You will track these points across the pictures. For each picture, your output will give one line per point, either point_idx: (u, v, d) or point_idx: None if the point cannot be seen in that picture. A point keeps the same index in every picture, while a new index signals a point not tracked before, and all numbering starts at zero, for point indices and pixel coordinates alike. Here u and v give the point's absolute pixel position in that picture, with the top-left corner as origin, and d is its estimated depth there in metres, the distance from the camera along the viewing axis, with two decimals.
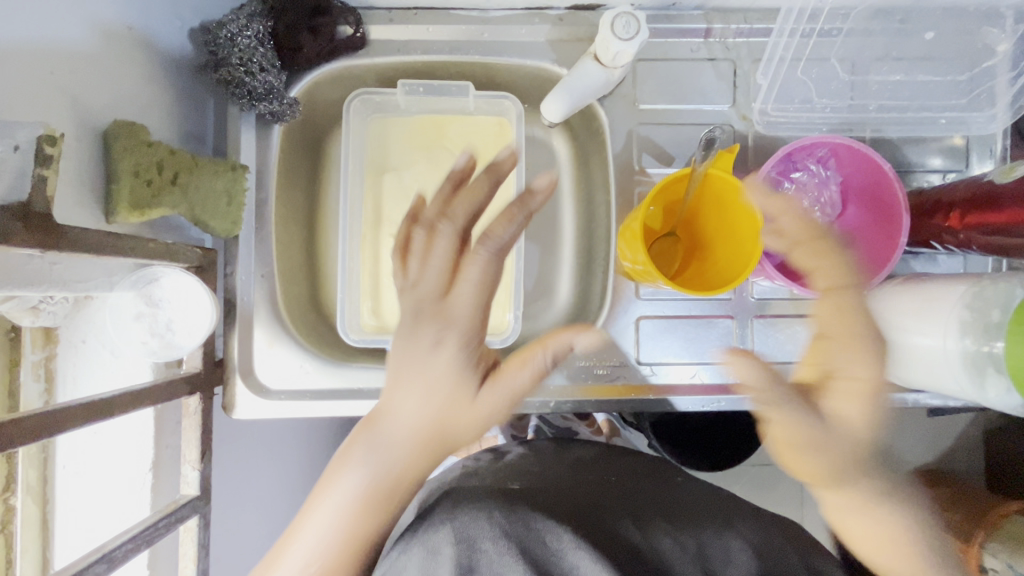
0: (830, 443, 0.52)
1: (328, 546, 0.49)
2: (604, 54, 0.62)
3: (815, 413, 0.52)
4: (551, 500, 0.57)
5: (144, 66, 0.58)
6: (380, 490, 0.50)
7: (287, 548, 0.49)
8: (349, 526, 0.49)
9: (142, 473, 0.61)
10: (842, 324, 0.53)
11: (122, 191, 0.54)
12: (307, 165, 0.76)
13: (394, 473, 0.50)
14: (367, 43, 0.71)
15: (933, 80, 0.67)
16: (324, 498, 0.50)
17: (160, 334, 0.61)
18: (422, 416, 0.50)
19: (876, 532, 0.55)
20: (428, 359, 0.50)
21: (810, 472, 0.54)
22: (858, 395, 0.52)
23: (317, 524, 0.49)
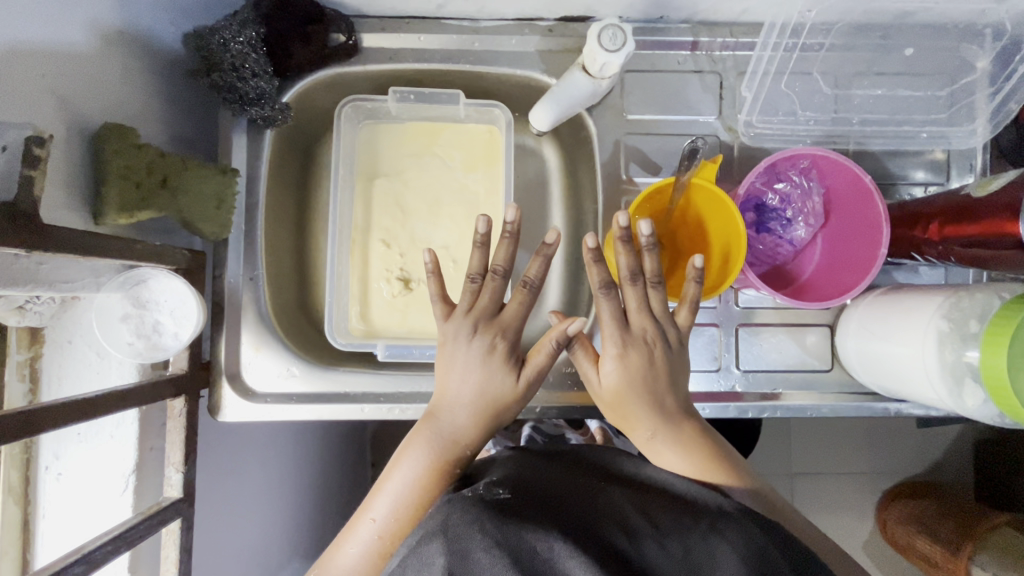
0: (612, 391, 0.60)
1: (398, 513, 0.56)
2: (591, 65, 0.63)
3: (625, 375, 0.59)
4: (547, 501, 0.50)
5: (133, 69, 0.59)
6: (439, 468, 0.57)
7: (363, 516, 0.56)
8: (416, 499, 0.56)
9: (125, 474, 0.61)
10: (642, 315, 0.60)
11: (111, 194, 0.54)
12: (297, 170, 0.77)
13: (451, 451, 0.58)
14: (359, 50, 0.71)
15: (914, 95, 0.69)
16: (395, 472, 0.57)
17: (147, 335, 0.61)
18: (475, 407, 0.59)
19: (692, 451, 0.58)
20: (477, 359, 0.60)
21: (636, 431, 0.60)
22: (626, 362, 0.59)
23: (389, 493, 0.57)
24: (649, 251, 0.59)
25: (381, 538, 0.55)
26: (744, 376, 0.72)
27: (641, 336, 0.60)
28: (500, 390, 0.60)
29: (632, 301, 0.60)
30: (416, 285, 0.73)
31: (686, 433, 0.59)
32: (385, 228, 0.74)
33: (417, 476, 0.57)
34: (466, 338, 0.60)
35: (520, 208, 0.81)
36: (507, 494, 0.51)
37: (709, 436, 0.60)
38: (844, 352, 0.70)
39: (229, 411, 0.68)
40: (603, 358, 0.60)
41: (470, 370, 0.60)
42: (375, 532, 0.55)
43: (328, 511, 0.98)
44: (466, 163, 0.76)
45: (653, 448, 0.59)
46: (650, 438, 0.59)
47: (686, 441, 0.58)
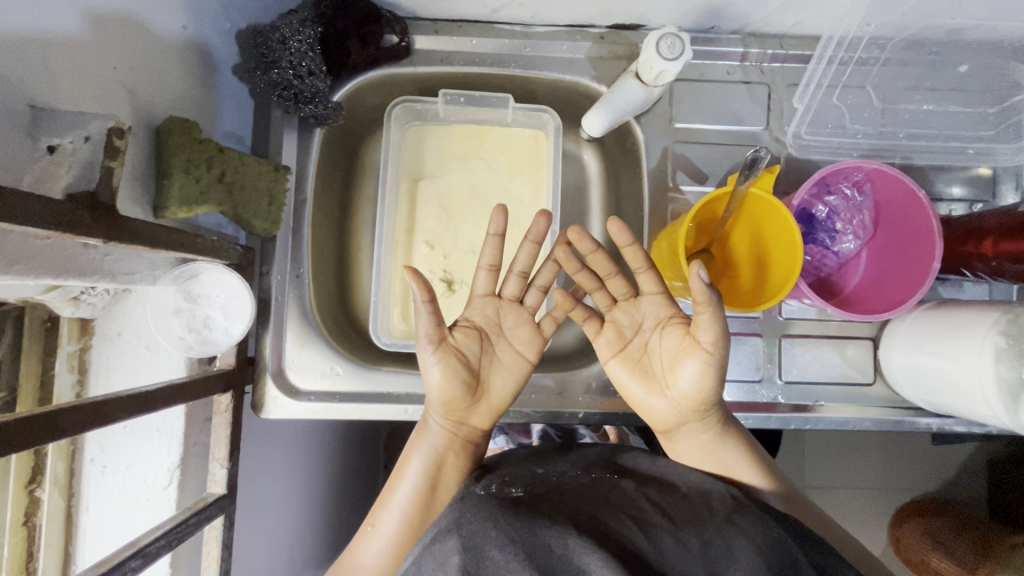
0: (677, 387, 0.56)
1: (399, 519, 0.56)
2: (646, 72, 0.63)
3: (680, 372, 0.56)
4: (559, 498, 0.50)
5: (195, 64, 0.59)
6: (431, 472, 0.58)
7: (369, 524, 0.56)
8: (414, 495, 0.57)
9: (169, 469, 0.60)
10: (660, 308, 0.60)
11: (173, 188, 0.54)
12: (342, 168, 0.77)
13: (437, 453, 0.59)
14: (411, 52, 0.71)
15: (964, 111, 0.69)
16: (392, 481, 0.58)
17: (197, 329, 0.61)
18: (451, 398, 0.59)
19: (714, 455, 0.58)
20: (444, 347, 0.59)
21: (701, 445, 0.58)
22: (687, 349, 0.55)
23: (393, 491, 0.58)
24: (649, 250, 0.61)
25: (387, 548, 0.55)
26: (786, 389, 0.72)
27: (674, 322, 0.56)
28: (466, 390, 0.60)
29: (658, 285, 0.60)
30: (459, 287, 0.73)
31: (731, 449, 0.58)
32: (429, 229, 0.74)
33: (414, 484, 0.57)
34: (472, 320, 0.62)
35: (561, 213, 0.81)
36: (522, 492, 0.50)
37: (735, 433, 0.60)
38: (889, 366, 0.69)
39: (272, 409, 0.67)
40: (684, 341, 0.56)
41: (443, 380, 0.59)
42: (382, 531, 0.55)
43: (353, 513, 0.97)
44: (511, 167, 0.76)
45: (715, 468, 0.57)
46: (712, 457, 0.58)
47: (737, 455, 0.58)
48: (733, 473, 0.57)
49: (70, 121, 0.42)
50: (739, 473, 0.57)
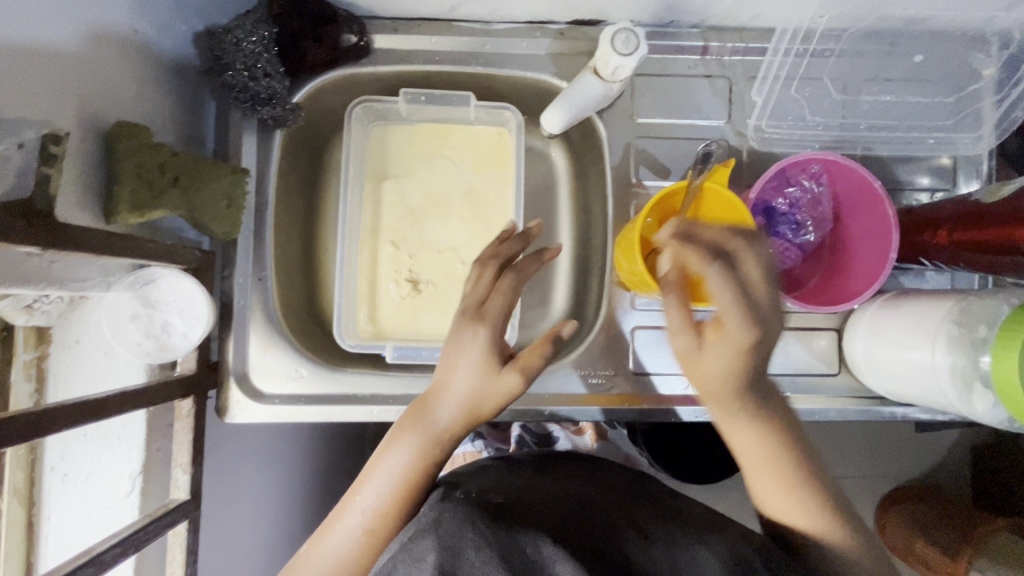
0: (717, 387, 0.52)
1: (387, 501, 0.53)
2: (603, 68, 0.63)
3: (745, 352, 0.49)
4: (534, 506, 0.52)
5: (148, 66, 0.58)
6: (430, 457, 0.54)
7: (352, 503, 0.53)
8: (404, 488, 0.53)
9: (131, 475, 0.61)
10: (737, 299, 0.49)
11: (124, 192, 0.54)
12: (306, 169, 0.76)
13: (436, 443, 0.54)
14: (371, 52, 0.71)
15: (921, 101, 0.70)
16: (383, 462, 0.54)
17: (156, 335, 0.60)
18: (463, 403, 0.54)
19: (766, 453, 0.53)
20: (468, 345, 0.54)
21: (733, 431, 0.54)
22: (747, 352, 0.49)
23: (377, 481, 0.53)
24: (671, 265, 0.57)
25: (361, 533, 0.52)
26: None
27: (757, 312, 0.49)
28: (467, 395, 0.54)
29: (749, 270, 0.50)
30: (424, 287, 0.74)
31: (768, 457, 0.53)
32: (394, 229, 0.74)
33: (401, 470, 0.53)
34: (460, 319, 0.56)
35: (528, 210, 0.82)
36: (501, 499, 0.53)
37: (802, 455, 0.54)
38: (852, 356, 0.70)
39: (236, 413, 0.67)
40: (716, 343, 0.50)
41: (470, 376, 0.53)
42: (361, 519, 0.52)
43: None
44: (476, 165, 0.75)
45: (739, 451, 0.55)
46: (741, 442, 0.54)
47: (780, 460, 0.53)
48: (756, 474, 0.54)
49: (6, 128, 0.42)
50: (761, 477, 0.54)
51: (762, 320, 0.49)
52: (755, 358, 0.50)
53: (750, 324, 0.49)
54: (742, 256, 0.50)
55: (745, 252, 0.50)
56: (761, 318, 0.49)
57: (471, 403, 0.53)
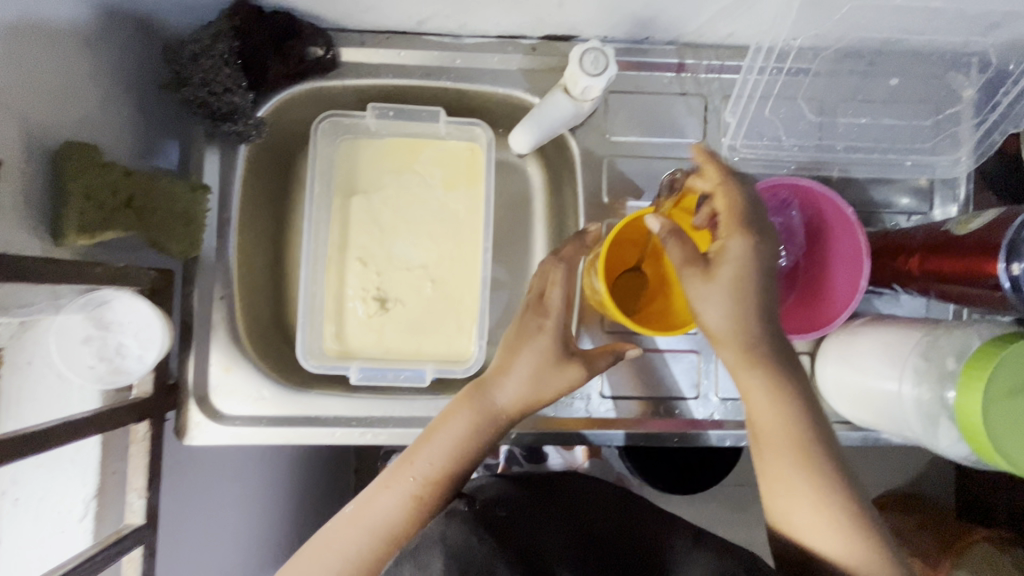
0: (723, 323, 0.50)
1: (444, 466, 0.58)
2: (572, 87, 0.62)
3: (751, 273, 0.49)
4: (528, 523, 0.59)
5: (101, 82, 0.56)
6: (485, 435, 0.59)
7: (408, 467, 0.57)
8: (462, 455, 0.59)
9: (84, 499, 0.60)
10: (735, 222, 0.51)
11: (72, 215, 0.51)
12: (274, 183, 0.75)
13: (494, 421, 0.60)
14: (338, 65, 0.69)
15: (900, 123, 0.68)
16: (441, 432, 0.59)
17: (110, 358, 0.58)
18: (530, 384, 0.60)
19: (785, 430, 0.51)
20: (540, 334, 0.61)
21: (751, 395, 0.52)
22: (750, 271, 0.49)
23: (437, 447, 0.58)
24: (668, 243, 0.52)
25: (414, 497, 0.57)
26: (723, 405, 0.71)
27: (759, 230, 0.50)
28: (535, 378, 0.60)
29: (745, 193, 0.52)
30: (392, 305, 0.72)
31: (787, 435, 0.51)
32: (362, 246, 0.73)
33: (460, 442, 0.59)
34: (536, 308, 0.63)
35: (502, 226, 0.81)
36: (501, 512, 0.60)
37: (829, 445, 0.51)
38: (823, 381, 0.69)
39: (195, 435, 0.66)
40: (721, 269, 0.49)
41: (537, 360, 0.60)
42: (416, 480, 0.57)
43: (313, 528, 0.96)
44: (447, 180, 0.74)
45: (757, 419, 0.52)
46: (762, 416, 0.52)
47: (800, 441, 0.51)
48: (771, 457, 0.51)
49: None
50: (772, 465, 0.51)
51: (763, 239, 0.50)
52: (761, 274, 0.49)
53: (754, 241, 0.50)
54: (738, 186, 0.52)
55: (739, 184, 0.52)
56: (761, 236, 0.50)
57: (539, 385, 0.60)
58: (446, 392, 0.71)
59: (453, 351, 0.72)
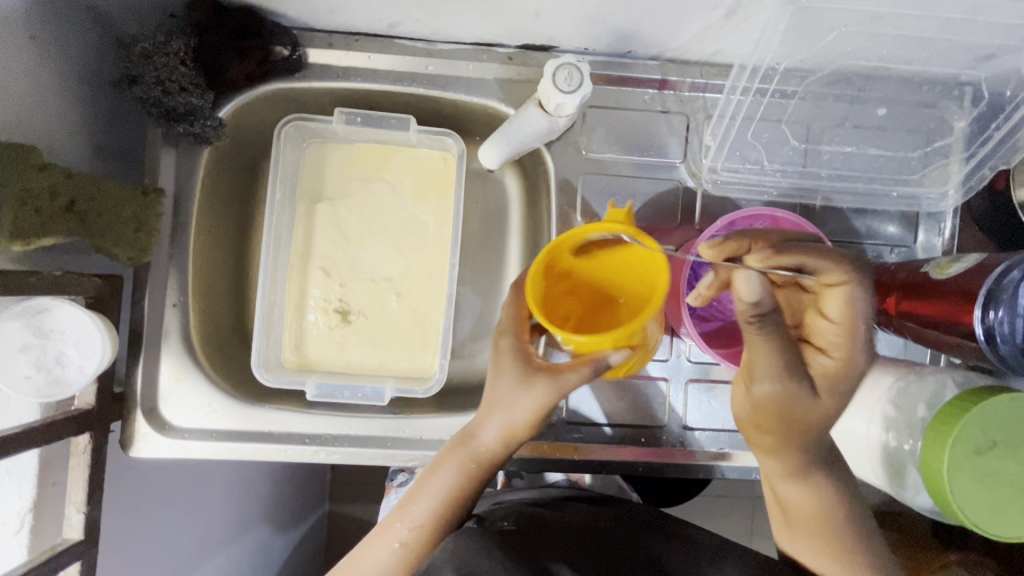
0: (769, 416, 0.54)
1: (430, 519, 0.57)
2: (546, 102, 0.59)
3: (818, 384, 0.52)
4: (542, 530, 0.57)
5: (45, 79, 0.53)
6: (477, 478, 0.58)
7: (397, 519, 0.57)
8: (450, 506, 0.57)
9: (20, 512, 0.56)
10: (839, 336, 0.52)
11: (5, 219, 0.48)
12: (237, 186, 0.72)
13: (483, 465, 0.58)
14: (304, 66, 0.66)
15: (886, 154, 0.66)
16: (430, 482, 0.58)
17: (48, 368, 0.56)
18: (507, 417, 0.57)
19: (814, 516, 0.54)
20: (508, 361, 0.57)
21: (786, 487, 0.55)
22: (829, 377, 0.53)
23: (424, 500, 0.57)
24: (763, 336, 0.50)
25: (404, 552, 0.55)
26: (690, 436, 0.69)
27: (840, 343, 0.53)
28: (508, 408, 0.57)
29: (843, 305, 0.52)
30: (355, 318, 0.70)
31: (829, 518, 0.54)
32: (325, 255, 0.70)
33: (445, 491, 0.57)
34: (504, 340, 0.58)
35: (474, 238, 0.78)
36: (511, 526, 0.58)
37: (851, 516, 0.54)
38: None
39: (142, 447, 0.64)
40: (814, 375, 0.53)
41: (506, 389, 0.57)
42: (404, 532, 0.56)
43: (276, 536, 0.94)
44: (417, 191, 0.71)
45: (789, 503, 0.55)
46: (798, 501, 0.55)
47: (827, 521, 0.54)
48: (800, 537, 0.55)
49: None
50: (809, 546, 0.54)
51: (840, 348, 0.53)
52: (840, 384, 0.53)
53: (830, 355, 0.53)
54: (836, 295, 0.52)
55: (837, 293, 0.52)
56: (844, 348, 0.53)
57: (512, 412, 0.57)
58: (407, 411, 0.69)
59: (416, 368, 0.70)
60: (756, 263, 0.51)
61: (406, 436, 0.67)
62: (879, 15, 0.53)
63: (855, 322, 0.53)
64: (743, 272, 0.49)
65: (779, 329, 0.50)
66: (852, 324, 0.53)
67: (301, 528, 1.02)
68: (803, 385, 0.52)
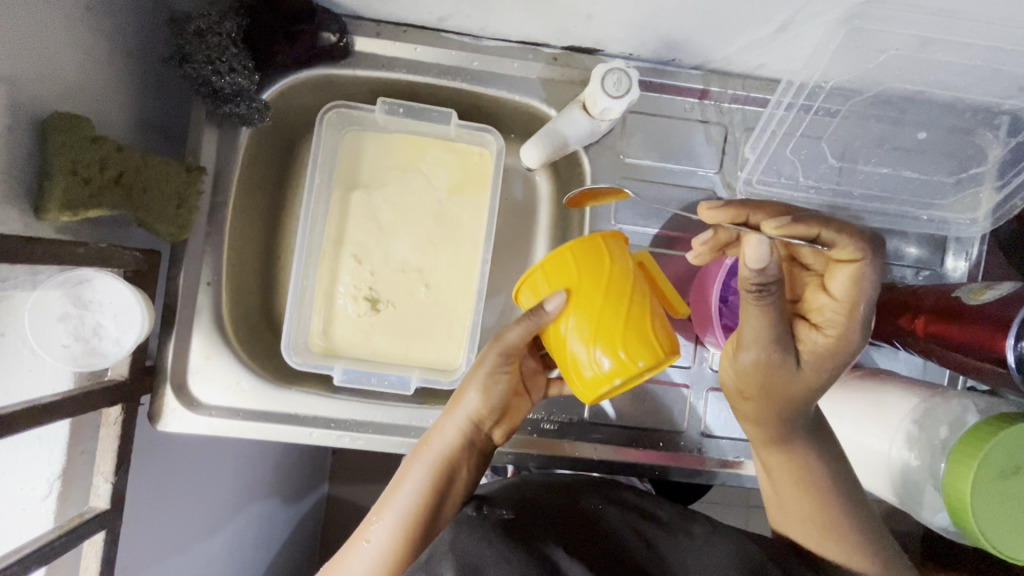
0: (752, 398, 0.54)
1: (406, 518, 0.57)
2: (592, 105, 0.60)
3: (807, 364, 0.52)
4: (547, 519, 0.56)
5: (99, 53, 0.53)
6: (446, 469, 0.59)
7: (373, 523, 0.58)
8: (425, 502, 0.58)
9: (49, 479, 0.57)
10: (838, 315, 0.51)
11: (55, 189, 0.49)
12: (274, 169, 0.73)
13: (451, 451, 0.60)
14: (351, 54, 0.66)
15: (921, 177, 0.67)
16: (404, 480, 0.59)
17: (85, 338, 0.56)
18: (466, 391, 0.61)
19: (800, 490, 0.57)
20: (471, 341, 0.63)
21: (779, 476, 0.58)
22: (820, 356, 0.52)
23: (400, 497, 0.58)
24: (755, 311, 0.48)
25: (382, 555, 0.55)
26: (707, 443, 0.70)
27: (839, 322, 0.51)
28: (467, 383, 0.61)
29: (848, 283, 0.50)
30: (384, 307, 0.70)
31: (827, 511, 0.56)
32: (357, 242, 0.70)
33: (418, 489, 0.58)
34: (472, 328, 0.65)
35: (504, 234, 0.78)
36: (511, 514, 0.56)
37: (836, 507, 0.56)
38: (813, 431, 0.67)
39: (169, 421, 0.64)
40: (805, 353, 0.52)
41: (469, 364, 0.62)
42: (381, 531, 0.57)
43: (283, 516, 0.95)
44: (452, 184, 0.72)
45: (785, 493, 0.58)
46: (788, 488, 0.57)
47: (822, 515, 0.56)
48: (792, 522, 0.58)
49: None
50: (804, 534, 0.57)
51: (837, 327, 0.51)
52: (833, 365, 0.52)
53: (828, 335, 0.51)
54: (842, 270, 0.51)
55: (843, 267, 0.51)
56: (842, 325, 0.51)
57: (469, 384, 0.61)
58: (430, 403, 0.70)
59: (441, 361, 0.70)
60: (770, 229, 0.52)
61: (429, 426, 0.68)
62: (931, 40, 0.53)
63: (860, 300, 0.50)
64: (751, 239, 0.44)
65: (777, 302, 0.47)
66: (856, 302, 0.50)
67: (306, 509, 1.03)
68: (791, 359, 0.51)
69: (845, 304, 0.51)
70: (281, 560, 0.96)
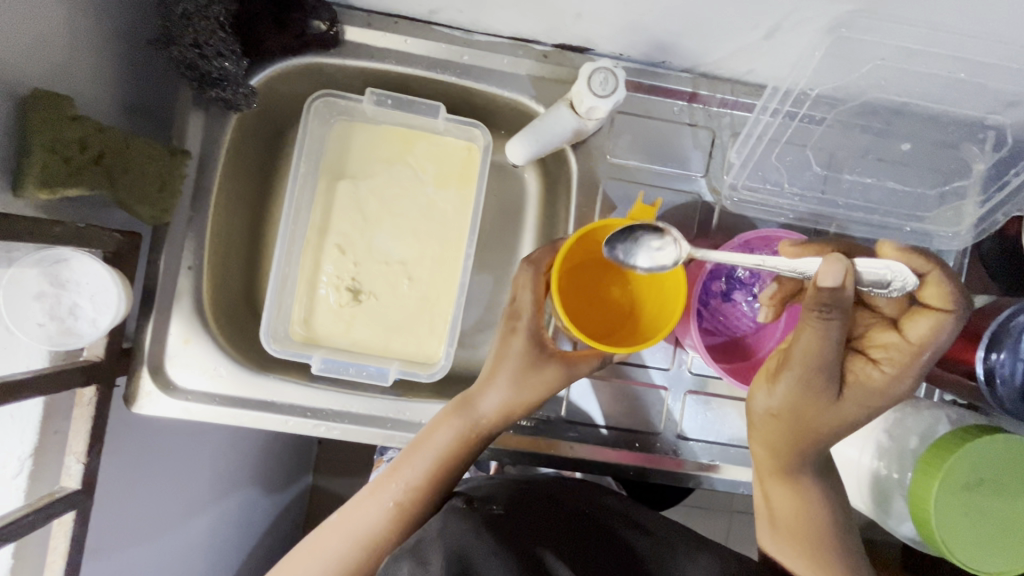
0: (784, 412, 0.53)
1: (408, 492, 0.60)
2: (577, 104, 0.60)
3: (851, 391, 0.53)
4: (531, 517, 0.56)
5: (84, 31, 0.53)
6: (462, 453, 0.61)
7: (376, 494, 0.60)
8: (431, 480, 0.60)
9: (20, 457, 0.57)
10: (896, 357, 0.53)
11: (33, 165, 0.48)
12: (260, 156, 0.73)
13: (471, 439, 0.62)
14: (340, 43, 0.66)
15: (906, 189, 0.67)
16: (414, 458, 0.60)
17: (61, 317, 0.56)
18: (501, 392, 0.62)
19: (796, 508, 0.56)
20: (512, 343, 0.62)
21: (777, 491, 0.58)
22: (866, 388, 0.53)
23: (405, 474, 0.60)
24: (809, 333, 0.49)
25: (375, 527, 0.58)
26: (683, 446, 0.71)
27: (895, 362, 0.53)
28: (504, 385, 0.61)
29: (925, 331, 0.52)
30: (366, 297, 0.70)
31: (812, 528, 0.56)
32: (342, 232, 0.70)
33: (426, 469, 0.60)
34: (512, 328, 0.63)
35: (490, 230, 0.79)
36: (500, 510, 0.57)
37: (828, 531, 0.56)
38: None
39: (145, 404, 0.64)
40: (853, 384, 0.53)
41: (508, 367, 0.62)
42: (379, 508, 0.59)
43: (262, 504, 0.95)
44: (439, 178, 0.72)
45: (776, 509, 0.57)
46: (782, 505, 0.57)
47: (807, 531, 0.56)
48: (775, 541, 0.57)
49: None
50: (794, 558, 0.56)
51: (898, 368, 0.53)
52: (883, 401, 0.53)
53: (883, 371, 0.53)
54: (924, 319, 0.52)
55: (925, 317, 0.52)
56: (903, 368, 0.53)
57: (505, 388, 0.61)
58: (408, 395, 0.70)
59: (421, 354, 0.70)
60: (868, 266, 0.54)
61: (406, 418, 0.68)
62: (915, 52, 0.53)
63: (926, 350, 0.52)
64: (830, 260, 0.46)
65: (839, 329, 0.48)
66: (922, 350, 0.52)
67: (285, 497, 1.03)
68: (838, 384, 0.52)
69: (911, 349, 0.52)
70: (259, 548, 0.96)
